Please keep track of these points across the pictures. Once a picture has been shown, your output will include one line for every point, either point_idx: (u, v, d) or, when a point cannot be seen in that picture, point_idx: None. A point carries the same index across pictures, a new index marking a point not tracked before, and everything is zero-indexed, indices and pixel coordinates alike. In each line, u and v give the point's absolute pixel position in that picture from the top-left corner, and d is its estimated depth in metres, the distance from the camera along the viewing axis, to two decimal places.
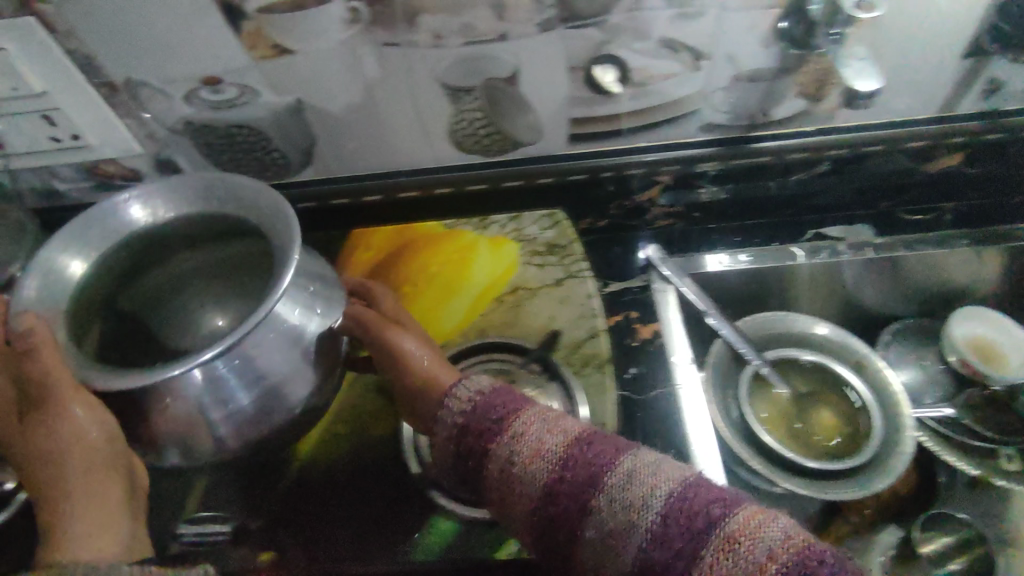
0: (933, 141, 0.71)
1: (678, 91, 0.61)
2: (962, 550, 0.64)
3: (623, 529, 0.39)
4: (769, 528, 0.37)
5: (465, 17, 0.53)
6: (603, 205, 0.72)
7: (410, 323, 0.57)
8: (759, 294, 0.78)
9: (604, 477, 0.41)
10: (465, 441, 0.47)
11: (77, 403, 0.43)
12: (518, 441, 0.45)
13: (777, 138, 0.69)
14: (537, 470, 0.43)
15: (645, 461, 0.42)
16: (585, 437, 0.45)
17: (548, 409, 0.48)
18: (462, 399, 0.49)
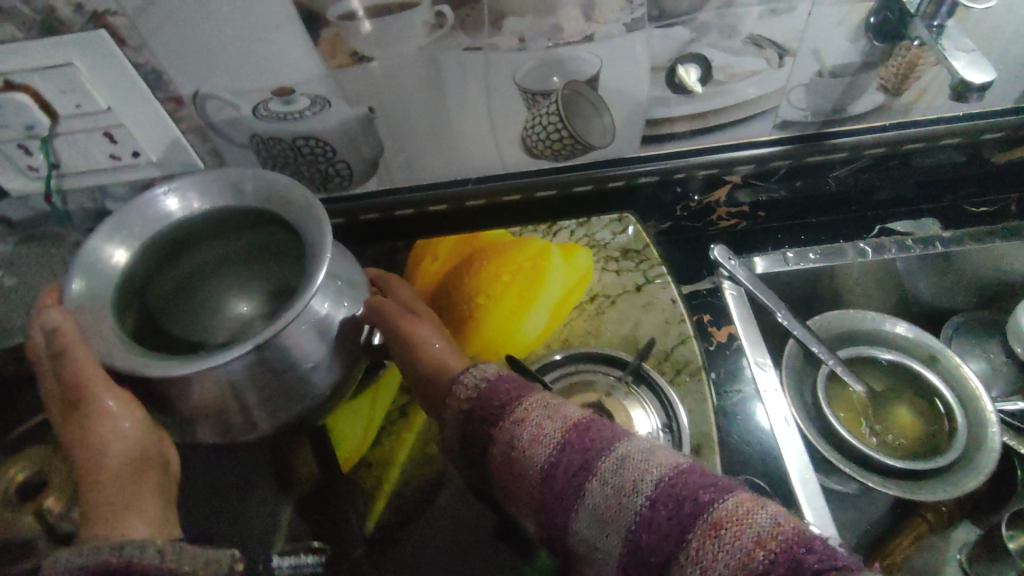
0: (1008, 133, 0.67)
1: (758, 89, 0.60)
2: None
3: (615, 511, 0.40)
4: (758, 515, 0.37)
5: (554, 18, 0.52)
6: (669, 207, 0.72)
7: (423, 312, 0.57)
8: (823, 293, 0.76)
9: (598, 462, 0.41)
10: (468, 427, 0.47)
11: (110, 396, 0.45)
12: (518, 427, 0.45)
13: (852, 133, 0.66)
14: (535, 455, 0.43)
15: (640, 447, 0.42)
16: (582, 422, 0.44)
17: (549, 395, 0.47)
18: (469, 386, 0.49)
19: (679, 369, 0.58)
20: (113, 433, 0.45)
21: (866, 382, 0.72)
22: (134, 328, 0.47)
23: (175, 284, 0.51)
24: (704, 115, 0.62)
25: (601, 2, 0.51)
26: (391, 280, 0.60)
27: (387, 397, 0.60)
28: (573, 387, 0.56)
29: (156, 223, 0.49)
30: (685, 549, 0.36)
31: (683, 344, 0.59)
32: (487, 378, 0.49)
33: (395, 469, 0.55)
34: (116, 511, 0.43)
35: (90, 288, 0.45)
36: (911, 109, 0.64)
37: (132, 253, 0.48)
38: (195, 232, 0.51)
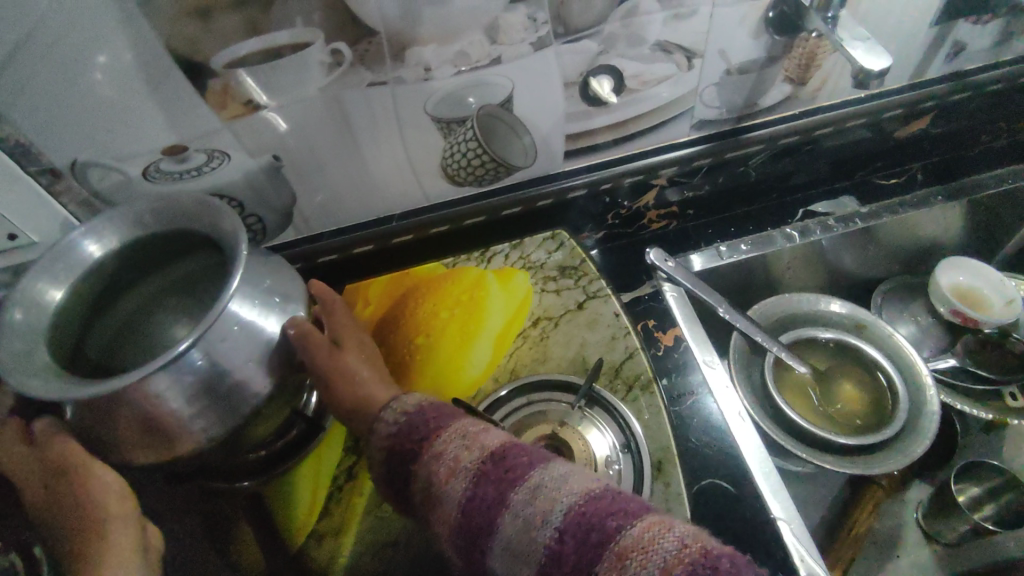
0: (908, 109, 0.68)
1: (671, 92, 0.59)
2: (993, 497, 0.70)
3: (527, 543, 0.36)
4: (664, 538, 0.34)
5: (458, 44, 0.50)
6: (601, 216, 0.71)
7: (351, 341, 0.51)
8: (757, 283, 0.77)
9: (511, 495, 0.38)
10: (391, 466, 0.43)
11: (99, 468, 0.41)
12: (436, 462, 0.41)
13: (767, 124, 0.66)
14: (451, 491, 0.39)
15: (554, 474, 0.39)
16: (500, 449, 0.40)
17: (471, 422, 0.43)
18: (392, 421, 0.44)
19: (631, 385, 0.55)
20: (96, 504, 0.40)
21: (808, 362, 0.72)
22: (65, 359, 0.42)
23: (116, 327, 0.47)
24: (623, 123, 0.61)
25: (504, 24, 0.49)
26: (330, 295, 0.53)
27: (332, 454, 0.54)
28: (527, 419, 0.53)
29: (81, 268, 0.43)
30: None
31: (632, 358, 0.57)
32: (409, 409, 0.45)
33: (347, 537, 0.49)
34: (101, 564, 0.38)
35: (29, 320, 0.39)
36: (817, 95, 0.65)
37: (73, 292, 0.42)
38: (122, 271, 0.46)
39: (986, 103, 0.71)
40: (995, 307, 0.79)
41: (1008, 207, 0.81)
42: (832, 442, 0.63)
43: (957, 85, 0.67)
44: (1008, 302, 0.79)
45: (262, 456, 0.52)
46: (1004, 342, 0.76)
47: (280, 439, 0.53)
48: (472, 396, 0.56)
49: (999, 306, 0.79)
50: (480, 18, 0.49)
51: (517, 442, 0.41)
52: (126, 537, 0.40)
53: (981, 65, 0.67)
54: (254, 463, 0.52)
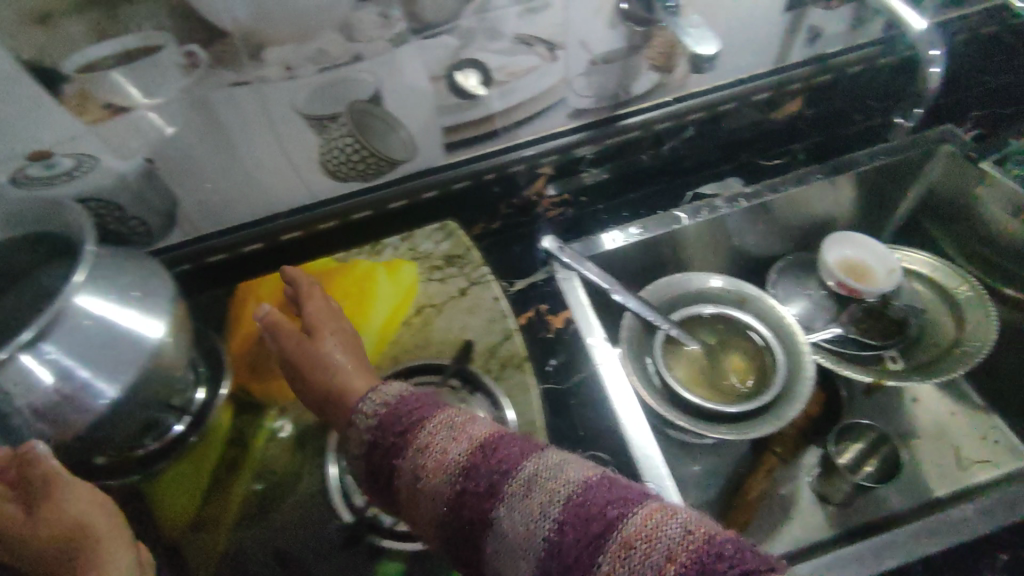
0: (776, 92, 0.71)
1: (540, 84, 0.62)
2: (872, 454, 0.75)
3: (524, 537, 0.37)
4: (669, 525, 0.35)
5: (315, 43, 0.52)
6: (492, 206, 0.73)
7: (329, 326, 0.56)
8: (652, 264, 0.80)
9: (504, 485, 0.38)
10: (374, 459, 0.44)
11: (67, 489, 0.43)
12: (422, 454, 0.42)
13: (642, 111, 0.69)
14: (439, 482, 0.40)
15: (548, 464, 0.39)
16: (488, 441, 0.41)
17: (456, 414, 0.44)
18: (372, 413, 0.46)
19: (507, 364, 0.57)
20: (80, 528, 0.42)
21: (699, 338, 0.75)
22: None
23: None
24: (498, 115, 0.63)
25: (357, 21, 0.51)
26: (304, 286, 0.59)
27: (213, 449, 0.55)
28: None
29: None
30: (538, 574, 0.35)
31: (509, 339, 0.58)
32: (390, 401, 0.46)
33: (223, 528, 0.51)
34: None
35: None
36: (686, 83, 0.68)
37: None
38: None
39: (852, 83, 0.75)
40: (880, 279, 0.82)
41: (889, 181, 0.84)
42: (711, 410, 0.67)
43: (820, 68, 0.71)
44: (890, 272, 0.83)
45: (147, 452, 0.54)
46: (885, 309, 0.81)
47: (163, 436, 0.54)
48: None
49: (883, 278, 0.82)
50: (332, 17, 0.50)
51: (505, 432, 0.42)
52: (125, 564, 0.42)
53: (841, 48, 0.70)
54: (136, 462, 0.53)
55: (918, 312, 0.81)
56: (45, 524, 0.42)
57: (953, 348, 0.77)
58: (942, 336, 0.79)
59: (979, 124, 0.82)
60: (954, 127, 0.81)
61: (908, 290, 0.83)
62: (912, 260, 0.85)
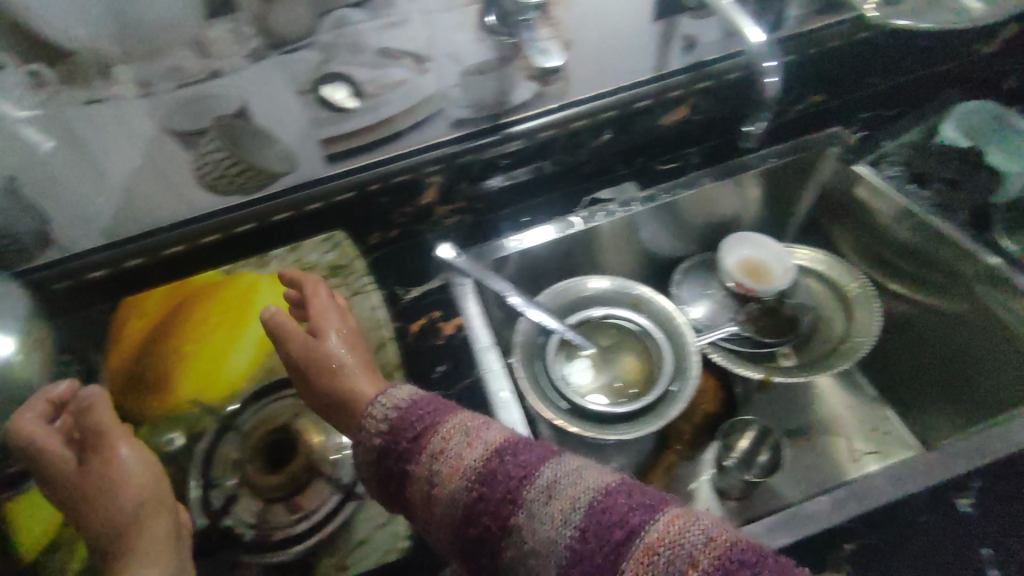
0: (659, 100, 0.71)
1: (412, 97, 0.63)
2: (763, 444, 0.77)
3: (542, 543, 0.38)
4: (694, 532, 0.36)
5: (166, 60, 0.54)
6: (386, 216, 0.74)
7: (334, 326, 0.60)
8: (551, 268, 0.82)
9: (522, 492, 0.40)
10: (386, 464, 0.46)
11: (123, 444, 0.53)
12: (437, 459, 0.44)
13: (526, 119, 0.68)
14: (455, 487, 0.42)
15: (564, 470, 0.41)
16: (503, 446, 0.43)
17: (469, 419, 0.46)
18: (383, 420, 0.49)
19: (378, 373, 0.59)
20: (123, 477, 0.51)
21: (593, 340, 0.77)
22: None
23: None
24: (375, 127, 0.64)
25: (211, 39, 0.55)
26: (307, 283, 0.63)
27: None
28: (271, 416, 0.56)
29: None
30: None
31: None
32: (400, 409, 0.49)
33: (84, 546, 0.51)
34: (146, 538, 0.48)
35: None
36: (567, 90, 0.68)
37: None
38: None
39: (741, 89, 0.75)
40: (777, 278, 0.84)
41: (784, 181, 0.85)
42: (588, 410, 0.69)
43: (699, 75, 0.71)
44: (784, 271, 0.85)
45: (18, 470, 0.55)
46: (780, 307, 0.84)
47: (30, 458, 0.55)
48: (226, 396, 0.59)
49: (779, 277, 0.84)
50: (182, 34, 0.54)
51: (520, 438, 0.44)
52: (161, 520, 0.49)
53: (720, 56, 0.72)
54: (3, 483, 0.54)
55: (811, 310, 0.84)
56: (96, 475, 0.51)
57: (841, 344, 0.79)
58: (833, 331, 0.81)
59: (866, 125, 0.83)
60: (841, 128, 0.82)
61: (803, 288, 0.86)
62: (813, 259, 0.87)
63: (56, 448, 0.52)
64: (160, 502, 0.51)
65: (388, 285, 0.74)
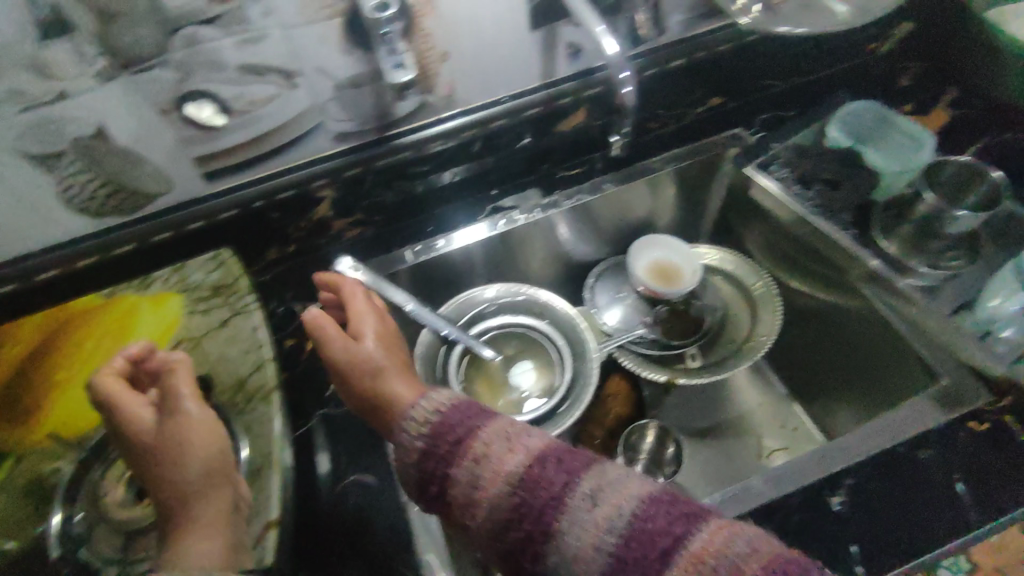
0: (548, 108, 0.71)
1: (285, 113, 0.61)
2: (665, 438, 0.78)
3: (585, 549, 0.42)
4: (732, 542, 0.40)
5: (4, 82, 0.50)
6: (280, 231, 0.72)
7: (372, 331, 0.64)
8: (457, 278, 0.81)
9: (566, 499, 0.44)
10: (428, 466, 0.50)
11: (189, 404, 0.53)
12: (479, 465, 0.48)
13: (413, 131, 0.69)
14: (497, 491, 0.46)
15: (605, 480, 0.45)
16: (541, 454, 0.47)
17: (509, 425, 0.50)
18: (424, 423, 0.52)
19: (253, 397, 0.57)
20: (185, 439, 0.51)
21: (499, 350, 0.77)
22: None
23: None
24: (252, 144, 0.62)
25: (51, 60, 0.51)
26: (344, 288, 0.68)
27: None
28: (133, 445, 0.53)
29: None
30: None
31: (258, 371, 0.58)
32: (436, 418, 0.52)
33: None
34: (202, 513, 0.48)
35: None
36: (453, 99, 0.68)
37: None
38: None
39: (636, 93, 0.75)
40: (687, 280, 0.84)
41: (689, 183, 0.85)
42: None
43: (587, 82, 0.71)
44: (694, 271, 0.85)
45: None
46: (687, 309, 0.84)
47: None
48: (92, 428, 0.55)
49: (689, 278, 0.84)
50: (18, 56, 0.50)
51: (559, 446, 0.47)
52: (210, 505, 0.49)
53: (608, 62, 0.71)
54: None
55: (717, 309, 0.84)
56: (168, 434, 0.52)
57: (744, 343, 0.80)
58: (738, 332, 0.82)
59: (765, 127, 0.84)
60: (741, 129, 0.82)
61: (711, 288, 0.86)
62: (723, 258, 0.87)
63: (137, 402, 0.53)
64: (222, 472, 0.51)
65: (286, 300, 0.74)
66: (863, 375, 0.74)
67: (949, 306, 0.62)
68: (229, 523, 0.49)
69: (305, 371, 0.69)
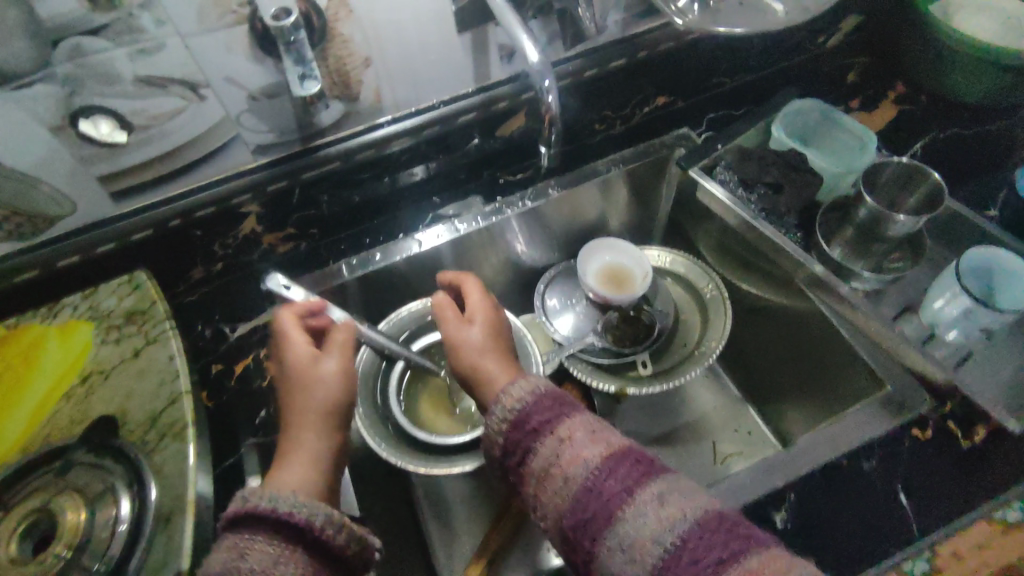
0: (482, 112, 0.68)
1: (195, 127, 0.57)
2: None
3: (642, 541, 0.43)
4: (791, 566, 0.41)
5: None
6: (204, 250, 0.68)
7: (482, 315, 0.66)
8: (398, 291, 0.77)
9: (638, 491, 0.45)
10: (513, 438, 0.53)
11: (337, 351, 0.60)
12: (562, 446, 0.50)
13: (341, 141, 0.65)
14: (575, 472, 0.48)
15: (674, 486, 0.46)
16: (623, 451, 0.49)
17: (596, 423, 0.52)
18: (516, 402, 0.54)
19: (166, 433, 0.53)
20: (325, 377, 0.58)
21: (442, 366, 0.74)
22: None
23: None
24: (159, 160, 0.58)
25: None
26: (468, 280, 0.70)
27: None
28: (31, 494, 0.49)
29: None
30: (268, 511, 0.45)
31: (172, 404, 0.54)
32: (527, 400, 0.54)
33: None
34: (312, 443, 0.56)
35: None
36: (381, 106, 0.64)
37: None
38: None
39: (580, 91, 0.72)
40: (639, 284, 0.82)
41: (636, 185, 0.83)
42: (431, 443, 0.66)
43: (523, 86, 0.69)
44: (644, 276, 0.82)
45: None
46: (639, 315, 0.81)
47: None
48: None
49: (641, 282, 0.81)
50: None
51: (640, 449, 0.49)
52: (315, 440, 0.56)
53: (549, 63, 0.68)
54: None
55: (671, 314, 0.81)
56: (315, 369, 0.59)
57: (695, 348, 0.78)
58: (691, 336, 0.80)
59: (714, 125, 0.81)
60: (689, 128, 0.79)
61: (664, 292, 0.83)
62: (675, 260, 0.84)
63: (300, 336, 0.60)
64: (339, 414, 0.58)
65: (212, 322, 0.70)
66: (813, 377, 0.73)
67: (892, 312, 0.61)
68: (323, 462, 0.55)
69: (230, 399, 0.65)
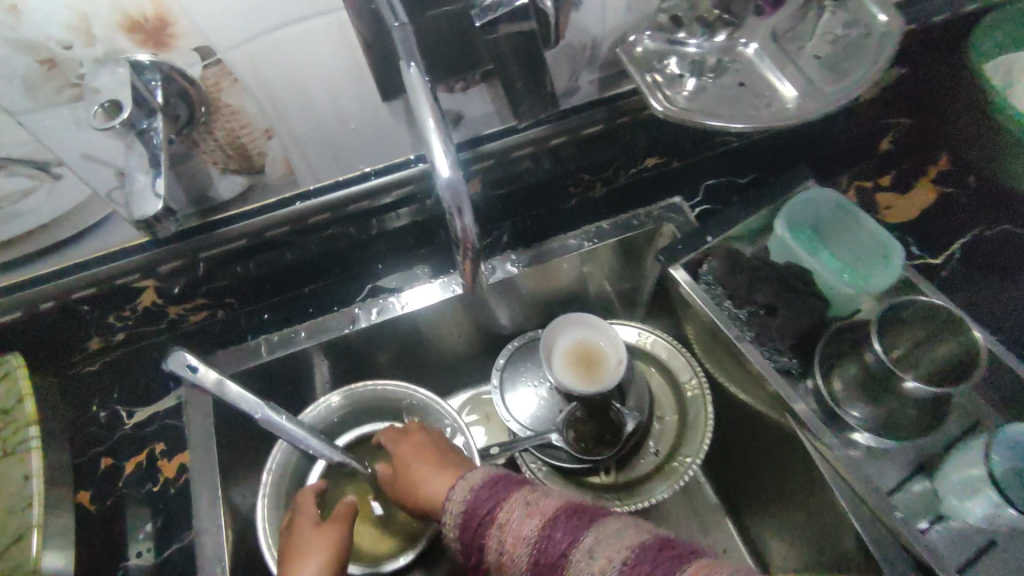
0: (423, 186, 0.57)
1: (56, 204, 0.47)
2: None
3: None
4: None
5: None
6: (97, 325, 0.59)
7: (408, 442, 0.57)
8: (329, 373, 0.67)
9: (573, 553, 0.39)
10: (466, 542, 0.44)
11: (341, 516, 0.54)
12: (500, 531, 0.42)
13: (248, 215, 0.55)
14: (519, 558, 0.40)
15: (605, 533, 0.39)
16: (558, 512, 0.41)
17: (530, 490, 0.44)
18: (457, 507, 0.45)
19: None
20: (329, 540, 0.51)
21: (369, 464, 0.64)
22: None
23: None
24: (17, 240, 0.49)
25: None
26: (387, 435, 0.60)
27: None
28: None
29: None
30: None
31: (16, 544, 0.47)
32: (467, 497, 0.45)
33: None
34: None
35: None
36: (296, 177, 0.54)
37: None
38: None
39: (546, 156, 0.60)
40: (611, 370, 0.69)
41: (616, 261, 0.69)
42: None
43: (471, 156, 0.58)
44: (618, 361, 0.70)
45: None
46: (606, 409, 0.70)
47: None
48: None
49: (614, 367, 0.69)
50: None
51: (577, 505, 0.42)
52: None
53: (495, 131, 0.58)
54: None
55: (642, 409, 0.69)
56: (318, 531, 0.52)
57: (667, 461, 0.67)
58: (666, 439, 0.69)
59: (711, 198, 0.68)
60: (681, 199, 0.67)
61: (640, 381, 0.71)
62: (656, 341, 0.73)
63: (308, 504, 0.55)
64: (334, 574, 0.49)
65: (109, 404, 0.61)
66: (789, 507, 0.59)
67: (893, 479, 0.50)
68: None
69: (114, 506, 0.57)
